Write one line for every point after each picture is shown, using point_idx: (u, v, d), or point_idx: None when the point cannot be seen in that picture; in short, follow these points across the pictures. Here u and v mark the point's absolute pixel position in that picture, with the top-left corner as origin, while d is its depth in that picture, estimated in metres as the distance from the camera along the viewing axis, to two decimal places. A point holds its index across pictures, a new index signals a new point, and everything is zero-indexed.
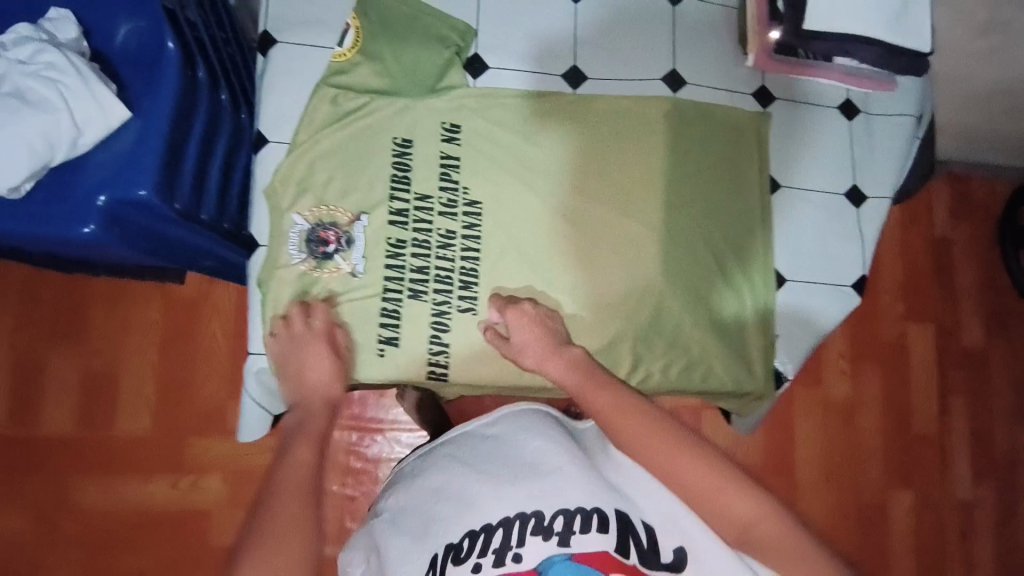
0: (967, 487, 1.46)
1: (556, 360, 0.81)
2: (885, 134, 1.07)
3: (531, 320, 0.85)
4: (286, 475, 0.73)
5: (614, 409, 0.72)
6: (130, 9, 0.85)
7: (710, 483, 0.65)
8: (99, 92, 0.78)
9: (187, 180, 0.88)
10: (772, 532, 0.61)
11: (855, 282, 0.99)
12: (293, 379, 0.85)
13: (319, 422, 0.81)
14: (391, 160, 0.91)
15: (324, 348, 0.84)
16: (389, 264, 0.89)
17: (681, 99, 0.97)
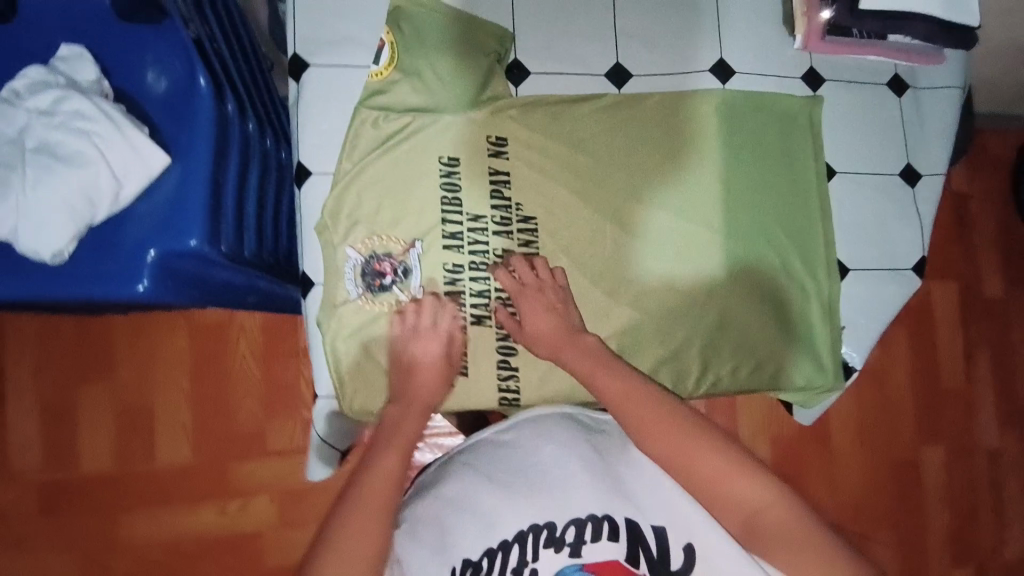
0: (994, 435, 1.44)
1: (567, 351, 0.79)
2: (935, 108, 1.03)
3: (545, 307, 0.82)
4: (373, 477, 0.69)
5: (620, 394, 0.72)
6: (152, 44, 0.79)
7: (723, 469, 0.64)
8: (136, 140, 0.72)
9: (231, 220, 0.82)
10: (786, 520, 0.60)
11: (915, 265, 0.97)
12: (402, 371, 0.81)
13: (411, 425, 0.77)
14: (439, 182, 0.87)
15: (439, 347, 0.82)
16: (448, 291, 0.87)
17: (731, 91, 0.93)
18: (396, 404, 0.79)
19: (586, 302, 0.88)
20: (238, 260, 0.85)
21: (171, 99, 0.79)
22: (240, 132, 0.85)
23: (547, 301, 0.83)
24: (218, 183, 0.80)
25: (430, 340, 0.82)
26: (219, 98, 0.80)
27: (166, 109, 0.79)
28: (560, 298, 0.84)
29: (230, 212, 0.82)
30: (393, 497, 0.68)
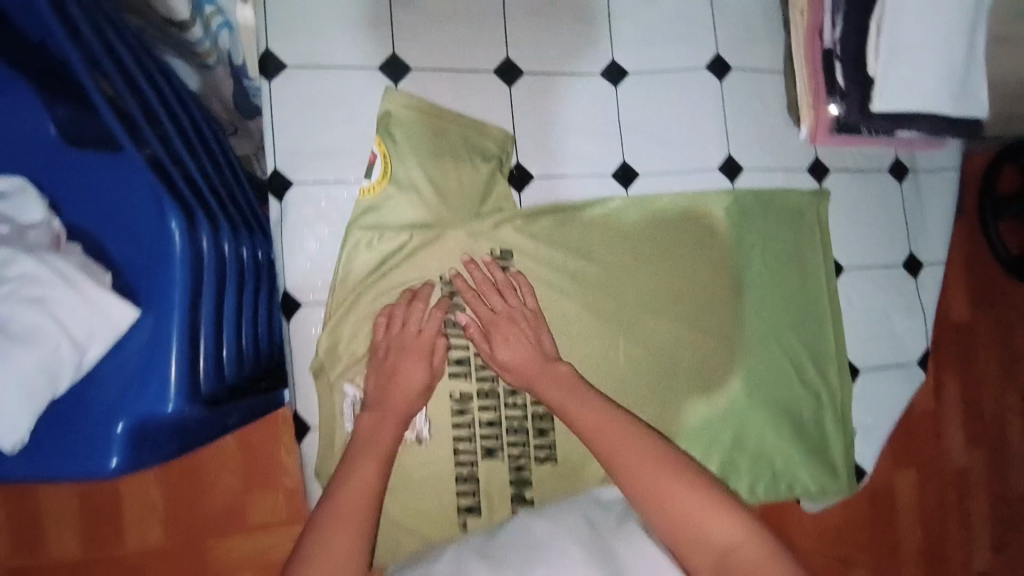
0: (963, 455, 1.25)
1: (544, 384, 0.73)
2: (935, 192, 1.01)
3: (520, 335, 0.76)
4: (346, 491, 0.62)
5: (598, 425, 0.67)
6: (106, 171, 0.67)
7: (701, 509, 0.58)
8: (98, 300, 0.64)
9: (210, 362, 0.73)
10: (764, 556, 0.54)
11: (920, 359, 0.98)
12: (377, 379, 0.74)
13: (386, 434, 0.69)
14: (441, 302, 0.82)
15: (421, 363, 0.75)
16: (457, 423, 0.83)
17: (741, 193, 0.90)
18: (372, 412, 0.72)
19: None
20: (219, 403, 0.75)
21: (134, 240, 0.69)
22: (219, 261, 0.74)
23: (516, 327, 0.77)
24: (194, 328, 0.70)
25: (417, 346, 0.75)
26: (194, 234, 0.70)
27: (131, 253, 0.69)
28: (532, 318, 0.78)
29: (210, 354, 0.73)
30: (371, 512, 0.61)
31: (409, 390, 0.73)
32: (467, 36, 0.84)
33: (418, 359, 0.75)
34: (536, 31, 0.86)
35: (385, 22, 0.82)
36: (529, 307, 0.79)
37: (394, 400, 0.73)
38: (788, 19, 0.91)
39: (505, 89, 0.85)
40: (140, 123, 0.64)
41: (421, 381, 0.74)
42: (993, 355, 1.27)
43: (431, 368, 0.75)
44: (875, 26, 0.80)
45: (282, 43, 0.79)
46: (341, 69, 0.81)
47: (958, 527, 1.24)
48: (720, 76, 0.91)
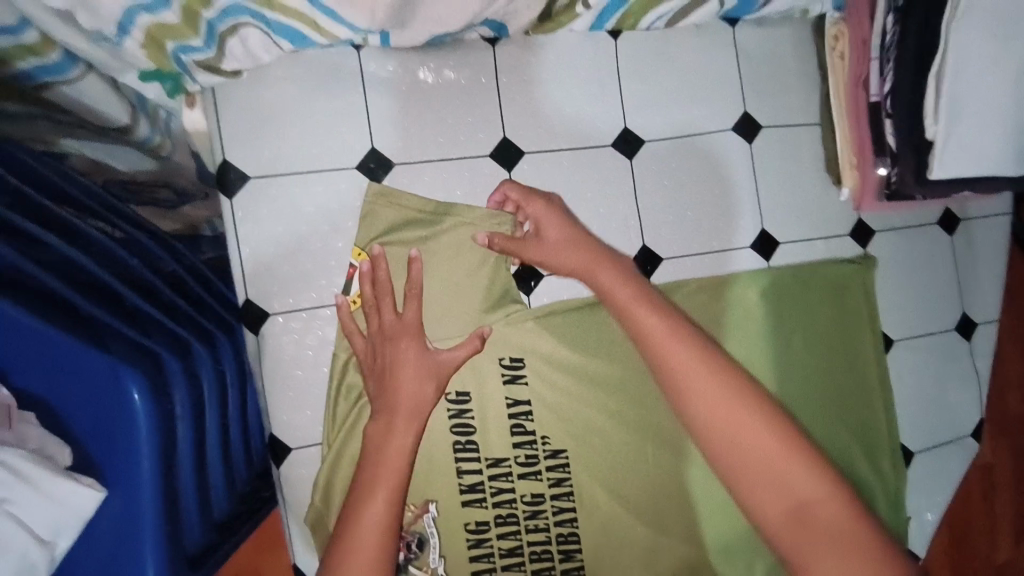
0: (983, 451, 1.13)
1: (602, 274, 0.65)
2: (988, 242, 0.91)
3: (567, 230, 0.67)
4: (360, 535, 0.57)
5: (666, 339, 0.61)
6: (21, 341, 0.55)
7: (769, 449, 0.56)
8: (60, 494, 0.52)
9: (194, 512, 0.66)
10: (835, 517, 0.53)
11: (975, 428, 0.88)
12: (377, 377, 0.65)
13: (398, 445, 0.62)
14: (448, 423, 0.73)
15: (415, 354, 0.65)
16: (474, 556, 0.73)
17: (778, 270, 0.80)
18: (380, 418, 0.63)
19: (632, 540, 0.75)
20: (212, 556, 0.67)
21: (93, 409, 0.57)
22: (194, 404, 0.66)
23: (572, 247, 0.66)
24: (172, 499, 0.60)
25: (403, 334, 0.66)
26: (161, 397, 0.59)
27: (94, 425, 0.58)
28: (565, 209, 0.71)
29: (192, 509, 0.65)
30: (390, 547, 0.57)
31: (409, 387, 0.64)
32: (457, 117, 0.73)
33: (408, 348, 0.65)
34: (539, 105, 0.75)
35: (360, 111, 0.70)
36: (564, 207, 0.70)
37: (398, 399, 0.64)
38: (824, 70, 0.82)
39: (506, 173, 0.74)
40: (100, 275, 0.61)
41: (419, 370, 0.65)
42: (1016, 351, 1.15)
43: (426, 354, 0.66)
44: (935, 78, 0.68)
45: (242, 148, 0.68)
46: (314, 171, 0.70)
47: (983, 533, 1.13)
48: (749, 136, 0.81)
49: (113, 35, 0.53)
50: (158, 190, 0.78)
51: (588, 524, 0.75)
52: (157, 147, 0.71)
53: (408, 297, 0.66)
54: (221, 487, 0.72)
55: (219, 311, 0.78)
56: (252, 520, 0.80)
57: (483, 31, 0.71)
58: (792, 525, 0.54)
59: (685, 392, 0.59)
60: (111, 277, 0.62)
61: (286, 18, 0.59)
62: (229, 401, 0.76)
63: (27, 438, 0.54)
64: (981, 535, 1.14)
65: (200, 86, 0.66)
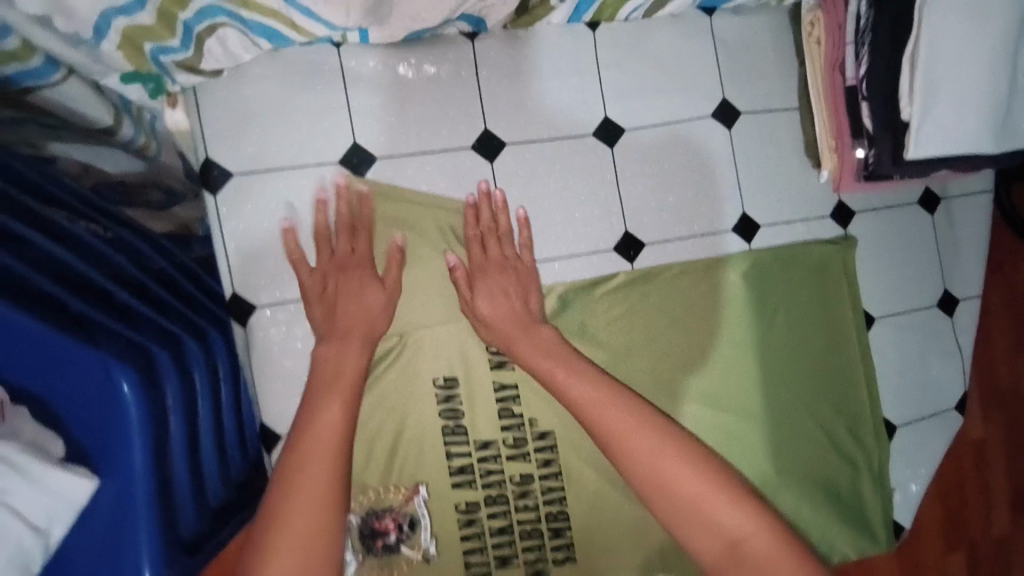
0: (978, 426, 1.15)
1: (523, 344, 0.68)
2: (966, 220, 0.93)
3: (507, 295, 0.71)
4: (314, 434, 0.58)
5: (584, 391, 0.63)
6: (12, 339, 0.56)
7: (693, 488, 0.57)
8: (51, 482, 0.54)
9: (189, 500, 0.68)
10: (769, 551, 0.54)
11: (958, 402, 0.90)
12: (323, 305, 0.68)
13: (350, 365, 0.64)
14: (437, 408, 0.75)
15: (369, 283, 0.69)
16: (464, 535, 0.76)
17: (758, 252, 0.81)
18: (331, 344, 0.66)
19: (619, 518, 0.77)
20: (204, 544, 0.69)
21: (83, 406, 0.60)
22: (184, 396, 0.69)
23: (510, 278, 0.72)
24: (164, 485, 0.63)
25: (356, 264, 0.69)
26: (150, 391, 0.62)
27: (85, 418, 0.60)
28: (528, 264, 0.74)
29: (186, 497, 0.68)
30: (346, 452, 0.58)
31: (361, 318, 0.67)
32: (439, 111, 0.74)
33: (363, 280, 0.69)
34: (519, 97, 0.76)
35: (342, 106, 0.72)
36: (523, 261, 0.73)
37: (349, 325, 0.67)
38: (802, 53, 0.82)
39: (488, 165, 0.76)
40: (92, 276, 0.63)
41: (371, 295, 0.68)
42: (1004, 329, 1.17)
43: (380, 290, 0.69)
44: (910, 58, 0.69)
45: (226, 146, 0.69)
46: (298, 167, 0.71)
47: (978, 510, 1.14)
48: (728, 121, 0.82)
49: (90, 36, 0.54)
50: (148, 192, 0.78)
51: (576, 502, 0.77)
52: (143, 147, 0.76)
53: (359, 232, 0.71)
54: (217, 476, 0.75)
55: (212, 309, 0.80)
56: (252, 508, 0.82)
57: (462, 25, 0.72)
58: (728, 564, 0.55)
59: (607, 437, 0.60)
60: (103, 278, 0.65)
61: (262, 19, 0.60)
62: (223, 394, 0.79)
63: (19, 430, 0.55)
64: (976, 511, 1.15)
65: (181, 87, 0.68)
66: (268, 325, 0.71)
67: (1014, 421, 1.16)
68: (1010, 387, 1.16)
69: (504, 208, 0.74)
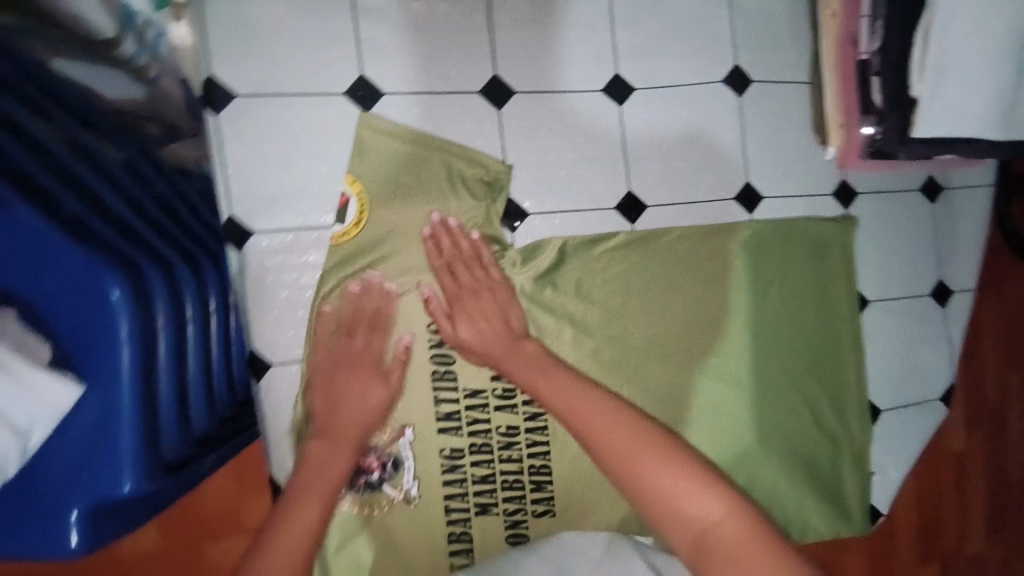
0: (958, 438, 1.14)
1: (512, 363, 0.68)
2: (966, 212, 0.93)
3: (493, 310, 0.71)
4: (286, 535, 0.59)
5: (557, 390, 0.64)
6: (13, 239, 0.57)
7: (664, 477, 0.57)
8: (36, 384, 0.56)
9: (172, 421, 0.68)
10: (742, 533, 0.54)
11: (944, 391, 0.91)
12: (328, 398, 0.69)
13: (338, 467, 0.65)
14: (428, 352, 0.75)
15: (373, 381, 0.70)
16: (447, 480, 0.76)
17: (760, 223, 0.81)
18: (324, 440, 0.67)
19: (601, 476, 0.77)
20: (184, 467, 0.70)
21: (73, 312, 0.60)
22: (173, 318, 0.68)
23: (486, 300, 0.71)
24: (150, 400, 0.63)
25: (367, 364, 0.70)
26: (141, 307, 0.62)
27: (75, 326, 0.60)
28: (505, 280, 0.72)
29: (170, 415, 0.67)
30: (311, 555, 0.60)
31: (362, 415, 0.68)
32: (450, 53, 0.74)
33: (367, 375, 0.70)
34: (531, 46, 0.76)
35: (352, 39, 0.72)
36: (499, 280, 0.72)
37: (348, 421, 0.68)
38: (816, 27, 0.82)
39: (496, 112, 0.76)
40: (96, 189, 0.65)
41: (376, 396, 0.69)
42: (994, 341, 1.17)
43: (381, 389, 0.70)
44: (923, 34, 0.70)
45: (232, 67, 0.69)
46: (305, 95, 0.71)
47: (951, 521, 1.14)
48: (738, 90, 0.82)
49: None
50: (145, 123, 0.76)
51: (560, 456, 0.77)
52: (141, 68, 0.74)
53: (376, 334, 0.71)
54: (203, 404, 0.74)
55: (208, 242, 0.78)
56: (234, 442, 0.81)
57: None
58: (697, 555, 0.55)
59: (580, 428, 0.62)
60: (104, 188, 0.66)
61: None
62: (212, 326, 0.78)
63: (5, 332, 0.56)
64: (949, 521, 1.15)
65: None
66: (261, 250, 0.71)
67: (996, 437, 1.16)
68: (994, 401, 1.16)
69: (464, 232, 0.72)
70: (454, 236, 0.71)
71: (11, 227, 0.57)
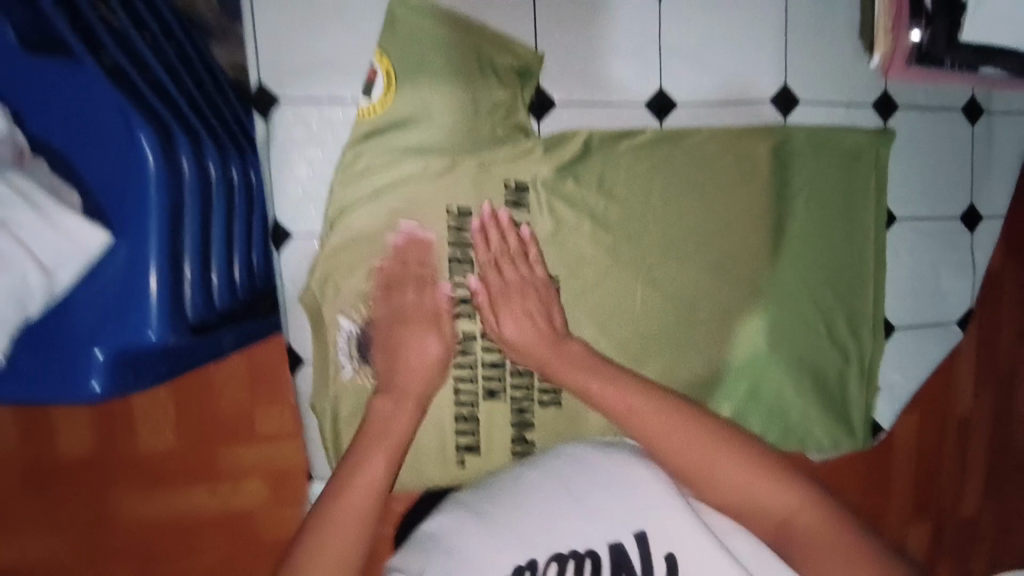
0: None
1: (556, 365, 0.69)
2: (1009, 138, 0.90)
3: (534, 302, 0.72)
4: (354, 491, 0.61)
5: (604, 388, 0.65)
6: (53, 82, 0.59)
7: (734, 476, 0.58)
8: (63, 224, 0.56)
9: (198, 290, 0.68)
10: (813, 520, 0.54)
11: (959, 318, 0.91)
12: (387, 358, 0.72)
13: (402, 421, 0.68)
14: (448, 237, 0.75)
15: (429, 333, 0.72)
16: (459, 364, 0.77)
17: (793, 128, 0.79)
18: (386, 397, 0.69)
19: None
20: (208, 333, 0.72)
21: (105, 161, 0.61)
22: (201, 185, 0.68)
23: (530, 296, 0.72)
24: (176, 256, 0.64)
25: (421, 321, 0.73)
26: (172, 161, 0.62)
27: (102, 171, 0.61)
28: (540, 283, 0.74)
29: (196, 281, 0.68)
30: (375, 514, 0.61)
31: (422, 368, 0.71)
32: None
33: (423, 330, 0.72)
34: None
35: None
36: (540, 277, 0.74)
37: (408, 382, 0.71)
38: None
39: None
40: (131, 35, 0.63)
41: (434, 351, 0.72)
42: None
43: (443, 344, 0.73)
44: None
45: None
46: None
47: None
48: None
49: None
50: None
51: None
52: None
53: (426, 287, 0.74)
54: (225, 280, 0.73)
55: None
56: (254, 321, 0.81)
57: None
58: (783, 543, 0.54)
59: (635, 428, 0.63)
60: None
61: None
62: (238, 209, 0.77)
63: (38, 177, 0.58)
64: None
65: None
66: (291, 120, 0.72)
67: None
68: None
69: (512, 226, 0.74)
70: (502, 229, 0.74)
71: (61, 70, 0.58)
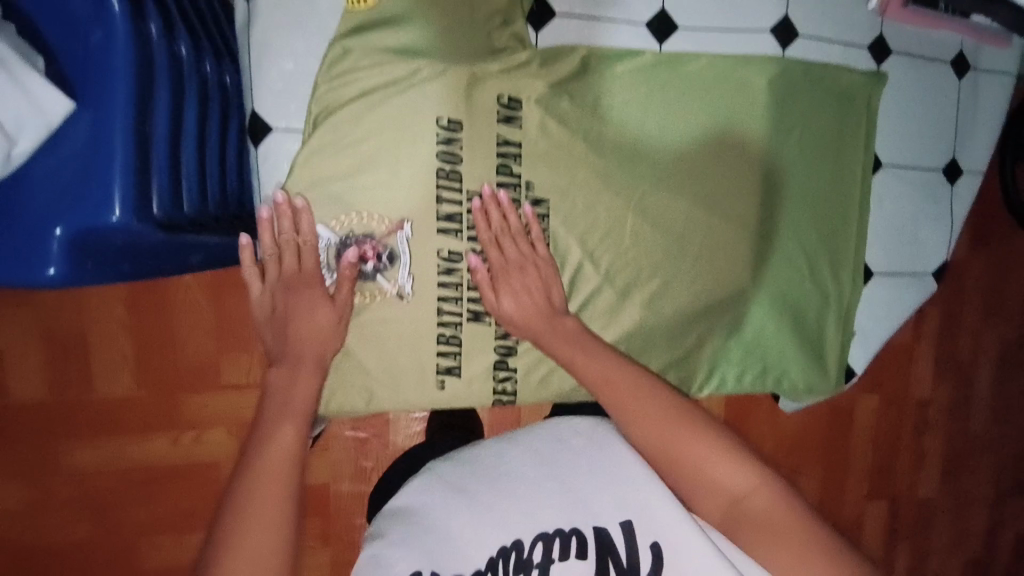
0: (927, 384, 1.21)
1: (550, 339, 0.70)
2: (994, 93, 0.91)
3: (534, 285, 0.71)
4: (262, 461, 0.58)
5: (580, 356, 0.67)
6: None
7: (694, 450, 0.56)
8: (26, 82, 0.52)
9: (165, 180, 0.63)
10: (770, 505, 0.51)
11: (937, 269, 0.92)
12: (278, 328, 0.68)
13: (303, 387, 0.66)
14: (436, 149, 0.71)
15: (325, 304, 0.68)
16: (442, 283, 0.74)
17: (790, 59, 0.79)
18: (282, 366, 0.67)
19: (598, 301, 0.77)
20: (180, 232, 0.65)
21: (73, 25, 0.57)
22: (173, 68, 0.64)
23: (531, 275, 0.71)
24: (144, 135, 0.60)
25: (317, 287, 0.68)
26: (141, 31, 0.59)
27: (70, 35, 0.58)
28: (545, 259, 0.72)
29: (164, 168, 0.63)
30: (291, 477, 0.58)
31: (317, 338, 0.67)
32: None
33: (318, 298, 0.68)
34: None
35: None
36: (542, 258, 0.72)
37: (303, 346, 0.67)
38: None
39: None
40: None
41: (328, 318, 0.68)
42: (981, 271, 1.19)
43: (335, 311, 0.69)
44: None
45: None
46: None
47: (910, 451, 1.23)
48: None
49: None
50: None
51: None
52: None
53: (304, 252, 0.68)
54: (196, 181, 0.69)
55: (208, 21, 0.73)
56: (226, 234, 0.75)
57: None
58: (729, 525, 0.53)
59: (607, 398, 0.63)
60: None
61: None
62: (211, 114, 0.73)
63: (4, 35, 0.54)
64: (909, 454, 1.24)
65: None
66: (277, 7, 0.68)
67: (960, 387, 1.23)
68: (967, 354, 1.22)
69: (512, 207, 0.71)
70: (504, 212, 0.71)
71: None
